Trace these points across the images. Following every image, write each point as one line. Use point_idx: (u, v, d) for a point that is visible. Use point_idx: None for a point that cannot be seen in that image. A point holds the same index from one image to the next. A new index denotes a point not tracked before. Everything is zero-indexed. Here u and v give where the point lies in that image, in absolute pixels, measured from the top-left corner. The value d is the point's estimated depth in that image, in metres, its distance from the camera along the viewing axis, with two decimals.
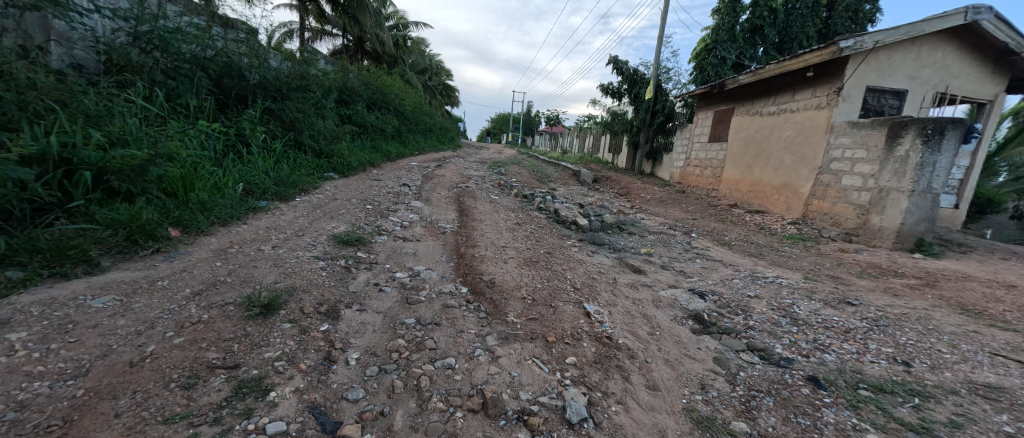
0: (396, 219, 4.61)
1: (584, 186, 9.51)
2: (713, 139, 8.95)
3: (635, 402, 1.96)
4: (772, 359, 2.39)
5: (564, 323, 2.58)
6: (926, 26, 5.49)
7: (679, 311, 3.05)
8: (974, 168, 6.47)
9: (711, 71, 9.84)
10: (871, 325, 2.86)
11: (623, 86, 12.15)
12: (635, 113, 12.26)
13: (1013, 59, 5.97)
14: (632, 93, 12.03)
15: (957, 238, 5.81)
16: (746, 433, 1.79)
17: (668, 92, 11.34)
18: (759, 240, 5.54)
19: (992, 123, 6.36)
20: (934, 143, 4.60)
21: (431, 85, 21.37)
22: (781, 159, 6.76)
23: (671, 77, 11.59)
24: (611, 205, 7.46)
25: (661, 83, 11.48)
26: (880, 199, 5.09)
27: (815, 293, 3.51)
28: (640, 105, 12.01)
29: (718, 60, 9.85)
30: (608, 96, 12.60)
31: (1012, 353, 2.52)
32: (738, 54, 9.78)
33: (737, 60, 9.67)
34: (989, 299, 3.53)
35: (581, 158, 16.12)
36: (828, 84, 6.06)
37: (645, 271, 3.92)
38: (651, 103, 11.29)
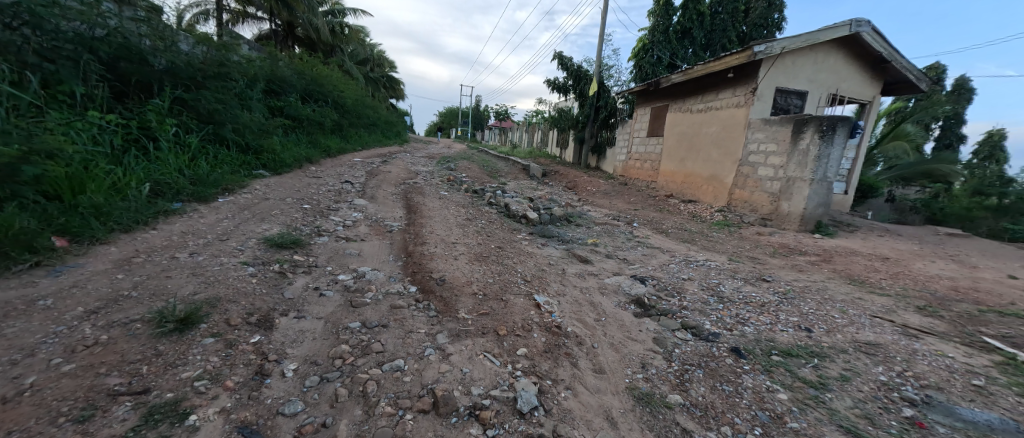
0: (337, 218, 4.35)
1: (534, 180, 9.66)
2: (651, 134, 9.50)
3: (583, 386, 2.04)
4: (702, 335, 2.61)
5: (514, 315, 2.62)
6: (822, 35, 6.26)
7: (623, 296, 3.23)
8: (859, 159, 7.53)
9: (648, 69, 10.41)
10: (781, 298, 3.25)
11: (568, 82, 12.43)
12: (580, 109, 12.61)
13: (886, 66, 7.01)
14: (577, 90, 12.34)
15: (847, 219, 6.74)
16: (680, 404, 1.95)
17: (610, 89, 11.81)
18: (691, 227, 6.02)
19: (872, 121, 7.43)
20: (828, 138, 5.30)
21: (374, 76, 20.34)
22: (709, 153, 7.37)
23: (612, 74, 12.07)
24: (560, 198, 7.65)
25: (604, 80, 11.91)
26: (788, 187, 5.76)
27: (737, 272, 3.91)
28: (585, 101, 12.36)
29: (654, 59, 10.47)
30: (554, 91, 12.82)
31: (887, 314, 3.00)
32: (671, 55, 10.45)
33: (670, 61, 10.32)
34: (870, 270, 4.16)
35: (530, 152, 16.33)
36: (746, 85, 6.69)
37: (592, 261, 4.09)
38: (595, 99, 11.69)
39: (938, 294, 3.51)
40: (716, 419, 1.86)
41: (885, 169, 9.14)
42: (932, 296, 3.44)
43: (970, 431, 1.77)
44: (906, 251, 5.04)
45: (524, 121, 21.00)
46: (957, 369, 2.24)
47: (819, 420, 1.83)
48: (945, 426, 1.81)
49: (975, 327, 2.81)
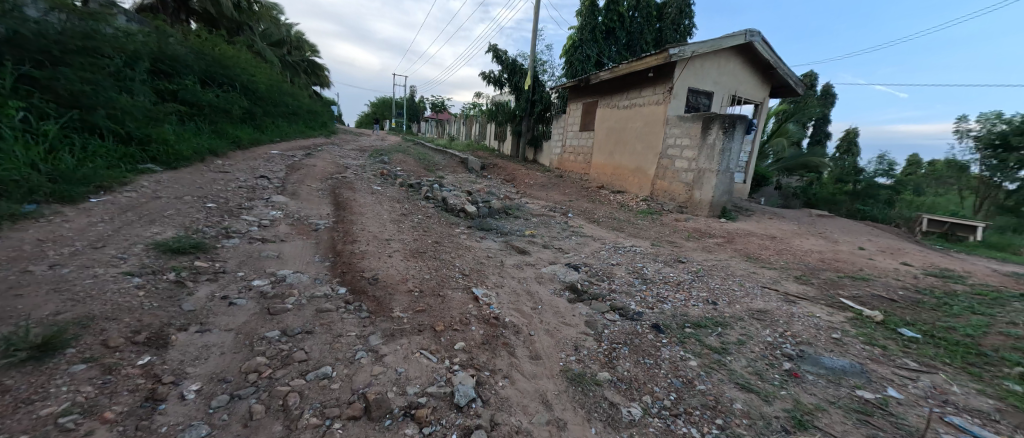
0: (251, 218, 3.91)
1: (472, 174, 9.57)
2: (583, 128, 9.92)
3: (520, 374, 2.10)
4: (628, 315, 2.83)
5: (452, 310, 2.60)
6: (724, 42, 7.00)
7: (558, 284, 3.37)
8: (754, 153, 8.62)
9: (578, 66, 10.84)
10: (693, 276, 3.64)
11: (503, 75, 12.42)
12: (516, 102, 12.68)
13: (773, 72, 8.10)
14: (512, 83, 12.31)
15: (747, 205, 7.71)
16: (608, 380, 2.09)
17: (544, 84, 12.04)
18: (620, 216, 6.44)
19: (764, 119, 8.56)
20: (730, 133, 5.99)
21: (293, 60, 18.52)
22: (634, 147, 7.92)
23: (546, 69, 12.31)
24: (498, 192, 7.68)
25: (538, 75, 12.10)
26: (699, 178, 6.42)
27: (659, 256, 4.28)
28: (520, 94, 12.45)
29: (583, 57, 10.91)
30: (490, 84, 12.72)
31: (775, 285, 3.51)
32: (598, 53, 10.98)
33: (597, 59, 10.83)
34: (762, 247, 4.83)
35: (468, 145, 16.12)
36: (663, 84, 7.27)
37: (529, 251, 4.19)
38: (530, 93, 11.86)
39: (811, 265, 4.20)
40: (640, 390, 2.03)
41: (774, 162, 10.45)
42: (807, 267, 4.10)
43: (830, 375, 2.16)
44: (789, 230, 5.92)
45: (461, 114, 20.66)
46: (823, 326, 2.71)
47: (721, 380, 2.09)
48: (814, 374, 2.17)
49: (836, 290, 3.42)
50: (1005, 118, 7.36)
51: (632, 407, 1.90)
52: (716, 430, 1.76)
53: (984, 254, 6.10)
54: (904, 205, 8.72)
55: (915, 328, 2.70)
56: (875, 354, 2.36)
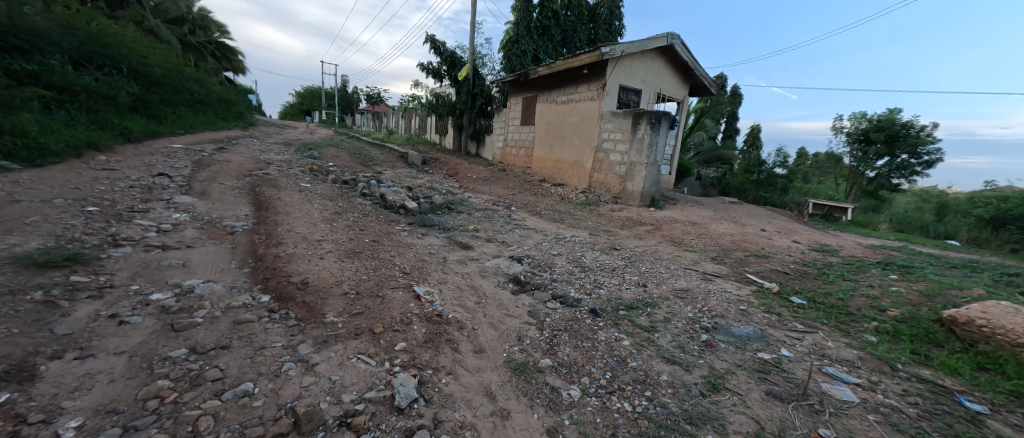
0: (149, 222, 3.40)
1: (412, 169, 9.24)
2: (523, 122, 10.04)
3: (464, 369, 2.09)
4: (568, 302, 2.94)
5: (391, 311, 2.51)
6: (650, 44, 7.48)
7: (501, 276, 3.40)
8: (677, 147, 9.37)
9: (516, 61, 10.92)
10: (627, 262, 3.89)
11: (442, 67, 12.08)
12: (456, 95, 12.42)
13: (691, 73, 8.85)
14: (452, 75, 12.04)
15: (672, 195, 8.39)
16: (550, 366, 2.16)
17: (484, 77, 11.94)
18: (560, 208, 6.66)
19: (685, 116, 9.34)
20: (656, 128, 6.46)
21: (198, 42, 16.33)
22: (572, 141, 8.21)
23: (485, 63, 12.20)
24: (440, 187, 7.51)
25: (478, 68, 11.96)
26: (631, 170, 6.85)
27: (596, 244, 4.50)
28: (460, 88, 12.23)
29: (520, 52, 11.01)
30: (428, 76, 12.32)
31: (698, 266, 3.88)
32: (535, 48, 11.15)
33: (534, 54, 11.00)
34: (685, 232, 5.30)
35: (407, 138, 15.51)
36: (597, 81, 7.60)
37: (472, 246, 4.17)
38: (470, 86, 11.69)
39: (724, 246, 4.70)
40: (579, 372, 2.13)
41: (694, 155, 11.57)
42: (722, 248, 4.59)
43: (738, 342, 2.44)
44: (707, 216, 6.56)
45: (399, 106, 19.84)
46: (733, 299, 3.05)
47: (650, 356, 2.27)
48: (725, 342, 2.45)
49: (744, 268, 3.88)
50: (865, 118, 8.84)
51: (572, 389, 1.98)
52: (645, 401, 1.90)
53: (854, 231, 7.30)
54: (796, 192, 10.13)
55: (802, 295, 3.15)
56: (773, 320, 2.72)
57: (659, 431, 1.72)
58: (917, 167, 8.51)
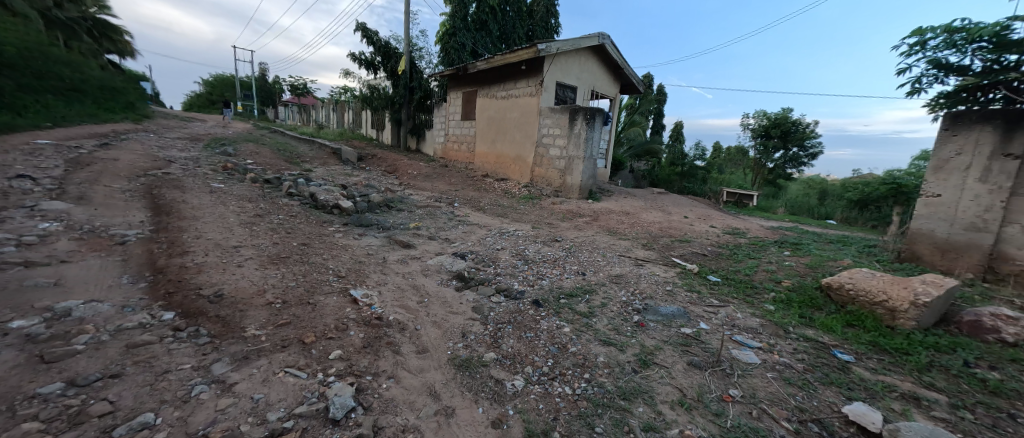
0: (7, 235, 2.81)
1: (346, 166, 8.68)
2: (463, 117, 9.91)
3: (406, 371, 2.03)
4: (511, 295, 2.98)
5: (324, 318, 2.35)
6: (583, 43, 7.76)
7: (444, 274, 3.35)
8: (611, 141, 9.84)
9: (454, 54, 10.72)
10: (567, 252, 4.04)
11: (376, 58, 11.38)
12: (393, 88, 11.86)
13: (621, 72, 9.36)
14: (387, 67, 11.48)
15: (608, 187, 8.83)
16: (494, 360, 2.18)
17: (422, 70, 11.54)
18: (504, 202, 6.72)
19: (617, 112, 9.86)
20: (591, 123, 6.75)
21: (69, 18, 13.73)
22: (513, 136, 8.29)
23: (422, 55, 11.80)
24: (378, 184, 7.17)
25: (415, 60, 11.53)
26: (570, 164, 7.08)
27: (538, 237, 4.61)
28: (397, 80, 11.71)
29: (457, 45, 10.81)
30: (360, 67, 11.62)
31: (632, 253, 4.14)
32: (472, 42, 11.02)
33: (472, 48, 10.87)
34: (619, 221, 5.64)
35: (340, 133, 14.54)
36: (535, 77, 7.73)
37: (414, 245, 4.04)
38: (407, 79, 11.24)
39: (653, 233, 5.08)
40: (522, 363, 2.17)
41: (626, 149, 11.51)
42: (651, 235, 4.94)
43: (664, 320, 2.66)
44: (638, 206, 7.02)
45: (328, 99, 18.49)
46: (661, 281, 3.32)
47: (589, 340, 2.38)
48: (654, 321, 2.65)
49: (671, 252, 4.23)
50: (764, 116, 10.08)
51: (515, 380, 2.02)
52: (584, 383, 2.00)
53: (758, 215, 8.30)
54: (712, 182, 11.23)
55: (718, 274, 3.53)
56: (694, 297, 3.01)
57: (597, 409, 1.82)
58: (804, 158, 9.97)
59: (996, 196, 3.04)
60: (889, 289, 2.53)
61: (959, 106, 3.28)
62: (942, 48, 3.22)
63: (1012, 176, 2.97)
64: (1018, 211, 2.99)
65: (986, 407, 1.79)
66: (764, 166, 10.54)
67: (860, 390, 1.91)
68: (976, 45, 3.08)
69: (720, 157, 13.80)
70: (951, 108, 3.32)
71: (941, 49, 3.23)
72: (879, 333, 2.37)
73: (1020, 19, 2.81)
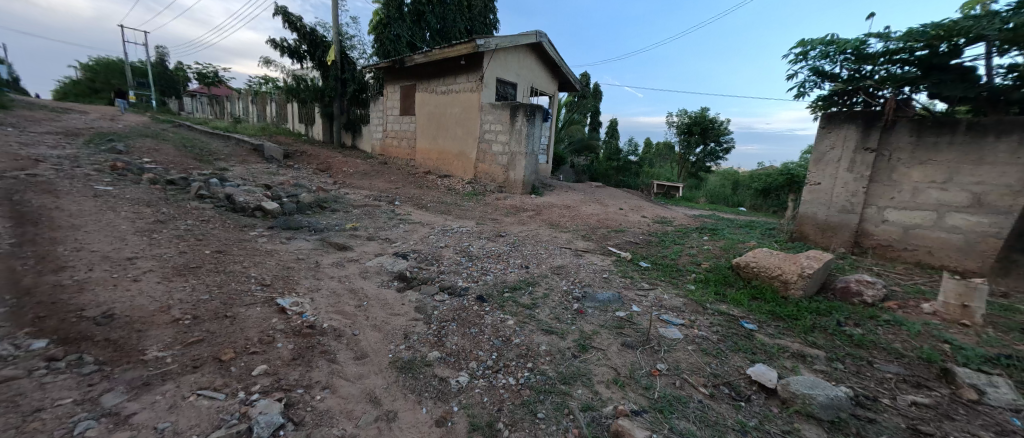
0: None
1: (270, 163, 7.95)
2: (401, 112, 9.54)
3: (343, 379, 1.93)
4: (455, 292, 2.95)
5: (245, 332, 2.14)
6: (522, 40, 7.83)
7: (385, 275, 3.22)
8: (552, 137, 10.09)
9: (389, 46, 10.26)
10: (510, 247, 4.08)
11: (301, 46, 10.53)
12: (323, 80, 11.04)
13: (558, 70, 9.61)
14: (314, 56, 10.66)
15: (550, 181, 9.07)
16: (438, 359, 2.14)
17: (354, 61, 10.85)
18: (447, 199, 6.61)
19: (556, 109, 10.12)
20: (531, 119, 6.86)
21: None
22: (455, 132, 8.17)
23: (354, 45, 11.08)
24: (309, 183, 6.67)
25: (346, 50, 10.80)
26: (512, 160, 7.14)
27: (482, 233, 4.60)
28: (327, 71, 10.91)
29: (393, 36, 10.36)
30: (283, 55, 10.67)
31: (573, 245, 4.31)
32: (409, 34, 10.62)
33: (409, 40, 10.49)
34: (561, 215, 5.82)
35: (262, 127, 13.25)
36: (475, 73, 7.65)
37: (351, 246, 3.82)
38: (339, 70, 10.55)
39: (592, 225, 5.32)
40: (466, 359, 2.16)
41: (567, 145, 11.91)
42: (590, 227, 5.17)
43: (602, 306, 2.81)
44: (578, 199, 7.30)
45: (246, 90, 16.69)
46: (598, 270, 3.50)
47: (531, 330, 2.44)
48: (592, 308, 2.79)
49: (608, 242, 4.47)
50: (686, 114, 11.01)
51: (460, 376, 2.01)
52: (528, 372, 2.05)
53: (683, 205, 9.08)
54: (644, 175, 12.02)
55: (649, 260, 3.80)
56: (627, 283, 3.22)
57: (539, 395, 1.87)
58: (720, 153, 11.07)
59: (860, 183, 3.63)
60: (783, 265, 2.91)
61: (832, 108, 3.87)
62: (819, 57, 3.75)
63: (871, 167, 3.56)
64: (876, 195, 3.59)
65: (853, 357, 2.14)
66: (687, 160, 11.52)
67: (761, 353, 2.19)
68: (843, 56, 3.64)
69: (650, 152, 14.81)
70: (826, 109, 3.91)
71: (818, 58, 3.77)
72: (776, 303, 2.73)
73: (873, 36, 3.38)
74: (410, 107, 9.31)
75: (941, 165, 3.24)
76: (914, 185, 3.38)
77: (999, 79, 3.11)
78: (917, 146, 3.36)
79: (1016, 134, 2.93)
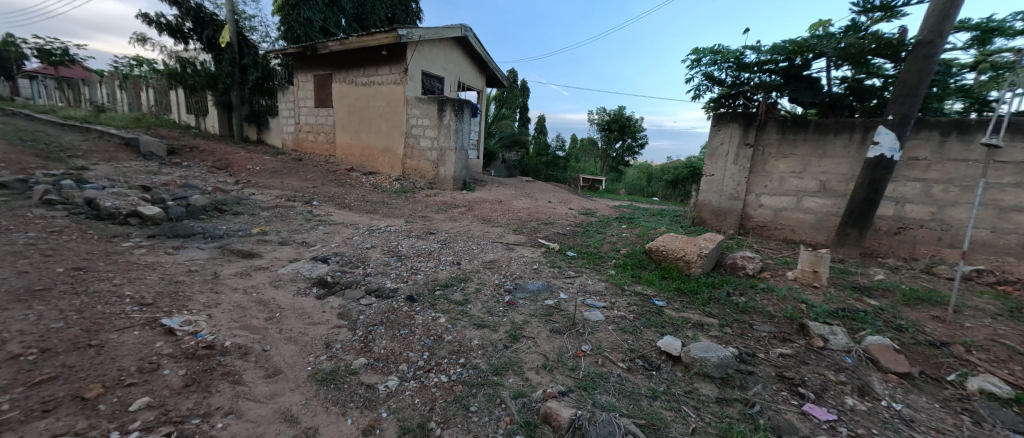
0: None
1: (149, 161, 6.78)
2: (315, 104, 8.78)
3: (251, 401, 1.74)
4: (384, 294, 2.83)
5: (117, 361, 1.81)
6: (448, 33, 7.66)
7: (302, 282, 2.96)
8: (481, 132, 10.05)
9: (298, 30, 9.35)
10: (442, 244, 4.01)
11: (185, 24, 9.13)
12: (216, 64, 9.70)
13: (485, 65, 9.60)
14: (202, 37, 9.30)
15: (481, 177, 9.06)
16: (364, 366, 2.04)
17: (255, 45, 9.69)
18: (373, 198, 6.26)
19: (485, 104, 10.11)
20: (460, 114, 6.77)
21: None
22: (378, 126, 7.75)
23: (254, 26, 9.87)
24: (203, 183, 5.82)
25: (244, 32, 9.59)
26: (441, 156, 6.99)
27: (412, 231, 4.45)
28: (221, 55, 9.56)
29: (303, 19, 9.46)
30: (161, 34, 9.15)
31: (506, 239, 4.36)
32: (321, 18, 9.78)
33: (322, 25, 9.66)
34: (492, 210, 5.86)
35: (137, 118, 11.23)
36: (398, 64, 7.31)
37: (259, 253, 3.43)
38: (235, 54, 9.34)
39: (522, 218, 5.45)
40: (395, 362, 2.09)
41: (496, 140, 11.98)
42: (521, 221, 5.29)
43: (532, 296, 2.90)
44: (510, 194, 7.42)
45: (110, 73, 13.93)
46: (529, 261, 3.60)
47: (464, 326, 2.43)
48: (523, 298, 2.87)
49: (538, 234, 4.61)
50: (605, 112, 11.77)
51: (388, 381, 1.94)
52: (460, 368, 2.05)
53: (605, 197, 9.71)
54: (571, 170, 12.61)
55: (575, 249, 4.02)
56: (556, 272, 3.36)
57: (472, 389, 1.88)
58: (636, 148, 12.04)
59: (743, 174, 4.22)
60: (685, 247, 3.29)
61: (720, 108, 4.47)
62: (710, 63, 4.26)
63: (750, 160, 4.16)
64: (755, 184, 4.21)
65: (739, 322, 2.51)
66: (608, 155, 12.32)
67: (668, 326, 2.46)
68: (727, 64, 4.19)
69: (574, 148, 15.56)
70: (717, 109, 4.48)
71: (709, 65, 4.29)
72: (681, 280, 3.08)
73: (748, 48, 3.94)
74: (326, 99, 8.61)
75: (800, 158, 3.90)
76: (780, 175, 4.04)
77: (836, 88, 3.85)
78: (782, 142, 4.00)
79: (847, 132, 3.64)
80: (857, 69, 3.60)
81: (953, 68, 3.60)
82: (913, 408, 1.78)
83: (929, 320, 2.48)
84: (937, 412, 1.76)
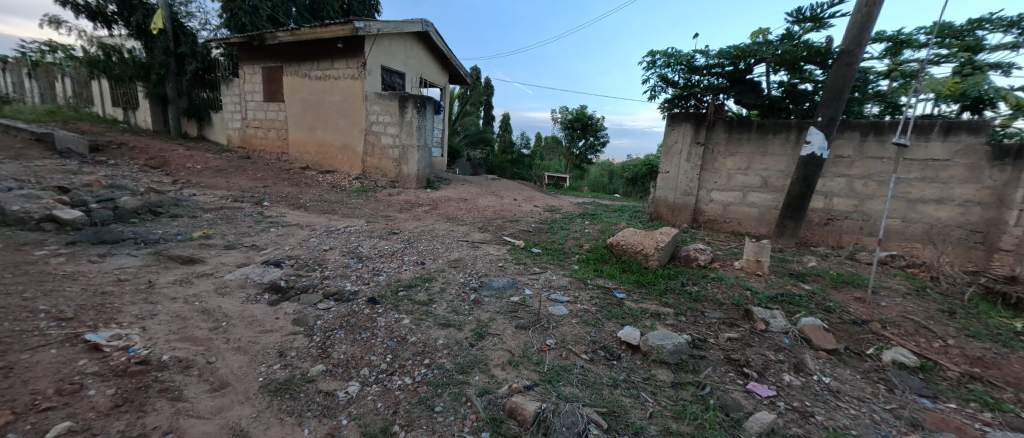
0: None
1: (68, 159, 6.08)
2: (264, 98, 8.25)
3: (194, 418, 1.61)
4: (344, 298, 2.72)
5: (30, 385, 1.62)
6: (408, 27, 7.46)
7: (252, 288, 2.78)
8: (444, 130, 9.89)
9: (244, 18, 8.79)
10: (405, 244, 3.91)
11: (109, 7, 8.26)
12: (146, 53, 8.85)
13: (447, 62, 9.46)
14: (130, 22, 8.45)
15: (446, 175, 8.93)
16: (322, 372, 1.96)
17: (194, 33, 8.96)
18: (331, 197, 6.00)
19: (448, 100, 9.97)
20: (422, 111, 6.63)
21: None
22: (336, 123, 7.43)
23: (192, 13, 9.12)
24: (134, 184, 5.30)
25: (180, 18, 8.82)
26: (403, 153, 6.83)
27: (373, 232, 4.30)
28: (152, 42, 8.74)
29: (248, 7, 8.88)
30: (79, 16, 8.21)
31: (472, 238, 4.33)
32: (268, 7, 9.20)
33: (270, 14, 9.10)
34: (457, 208, 5.80)
35: (52, 111, 10.01)
36: (355, 58, 7.03)
37: (202, 258, 3.19)
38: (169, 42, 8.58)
39: (487, 216, 5.44)
40: (356, 367, 2.03)
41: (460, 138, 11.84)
42: (486, 219, 5.27)
43: (498, 293, 2.91)
44: (475, 192, 7.37)
45: (15, 59, 12.28)
46: (494, 259, 3.61)
47: (428, 326, 2.40)
48: (488, 296, 2.87)
49: (503, 232, 4.62)
50: (567, 111, 12.03)
51: (349, 387, 1.88)
52: (424, 368, 2.02)
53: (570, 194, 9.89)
54: (535, 168, 12.73)
55: (540, 245, 4.07)
56: (521, 269, 3.39)
57: (436, 389, 1.86)
58: (598, 146, 12.38)
59: (694, 171, 4.47)
60: (643, 240, 3.44)
61: (674, 109, 4.69)
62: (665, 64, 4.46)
63: (701, 158, 4.40)
64: (705, 180, 4.46)
65: (692, 310, 2.66)
66: (571, 153, 12.57)
67: (628, 317, 2.56)
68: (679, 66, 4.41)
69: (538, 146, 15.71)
70: (670, 109, 4.70)
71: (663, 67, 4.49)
72: (640, 273, 3.21)
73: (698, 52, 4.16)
74: (276, 93, 8.12)
75: (744, 156, 4.19)
76: (727, 172, 4.31)
77: (774, 91, 4.17)
78: (729, 141, 4.27)
79: (784, 133, 3.95)
80: (792, 74, 3.92)
81: (871, 75, 4.00)
82: (839, 380, 1.98)
83: (853, 301, 2.76)
84: (859, 383, 1.97)
